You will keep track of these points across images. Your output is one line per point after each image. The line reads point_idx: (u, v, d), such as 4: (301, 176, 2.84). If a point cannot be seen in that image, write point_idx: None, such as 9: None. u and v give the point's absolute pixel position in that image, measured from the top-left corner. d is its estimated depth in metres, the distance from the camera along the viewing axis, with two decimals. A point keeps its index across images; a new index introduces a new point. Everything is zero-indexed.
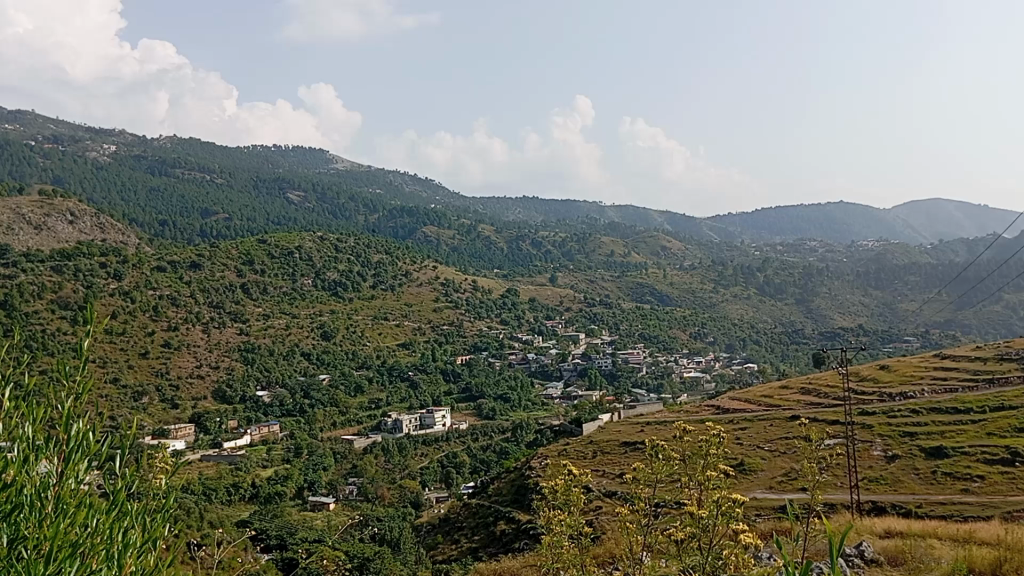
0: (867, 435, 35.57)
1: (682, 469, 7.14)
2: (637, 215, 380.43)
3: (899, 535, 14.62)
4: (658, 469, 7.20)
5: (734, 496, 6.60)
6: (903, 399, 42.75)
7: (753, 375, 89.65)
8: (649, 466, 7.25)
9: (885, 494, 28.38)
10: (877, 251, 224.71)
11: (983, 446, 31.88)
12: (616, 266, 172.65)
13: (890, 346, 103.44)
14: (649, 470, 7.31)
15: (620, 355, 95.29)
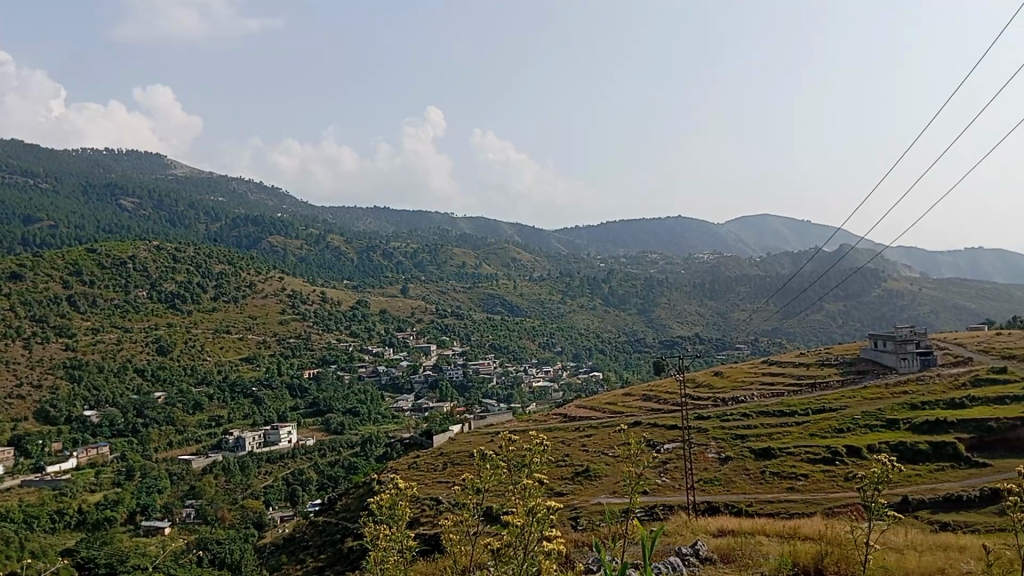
0: (703, 439, 37.24)
1: (491, 471, 6.18)
2: (490, 226, 384.40)
3: (731, 533, 15.24)
4: (477, 482, 6.09)
5: None
6: (736, 403, 45.17)
7: (599, 383, 92.36)
8: (473, 482, 6.12)
9: (719, 495, 29.80)
10: (714, 263, 237.29)
11: (807, 446, 34.07)
12: (467, 277, 173.84)
13: (723, 353, 109.54)
14: (465, 489, 6.25)
15: (470, 365, 95.86)
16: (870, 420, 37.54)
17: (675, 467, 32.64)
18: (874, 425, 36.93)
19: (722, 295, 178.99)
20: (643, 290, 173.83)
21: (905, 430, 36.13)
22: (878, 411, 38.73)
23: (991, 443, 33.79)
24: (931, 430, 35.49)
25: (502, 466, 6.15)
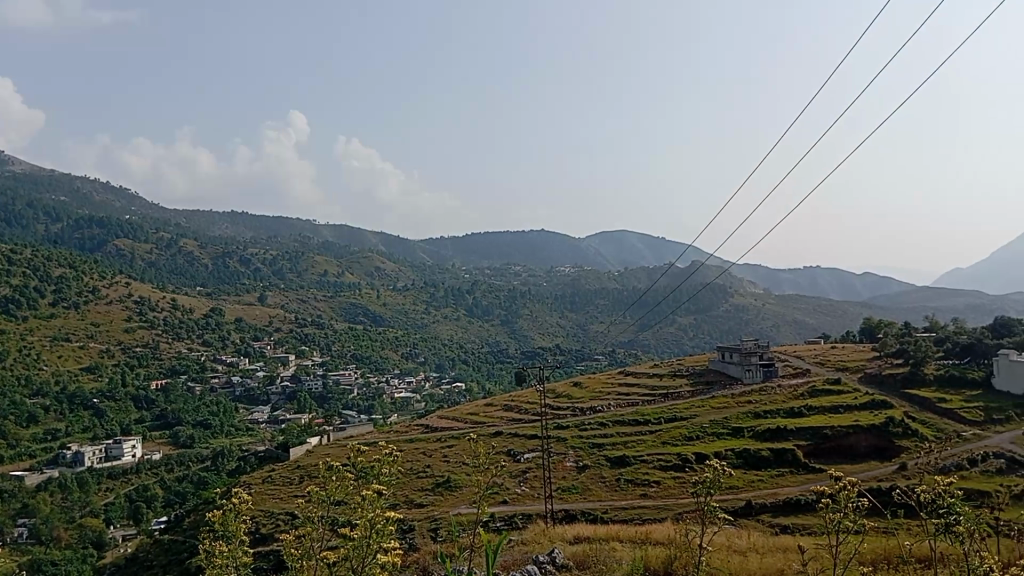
0: (561, 447, 38.06)
1: (339, 488, 6.32)
2: (353, 235, 378.49)
3: (587, 540, 15.63)
4: (324, 497, 6.17)
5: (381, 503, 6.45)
6: (592, 413, 46.39)
7: (461, 394, 92.48)
8: (319, 494, 6.21)
9: (575, 502, 30.52)
10: (574, 276, 242.99)
11: (658, 454, 35.42)
12: (328, 286, 170.47)
13: (582, 364, 112.27)
14: (312, 502, 6.34)
15: (330, 376, 93.85)
16: (716, 428, 39.48)
17: (534, 476, 33.17)
18: (721, 433, 38.85)
19: (581, 308, 183.68)
20: (506, 302, 175.93)
21: (749, 437, 38.20)
22: (725, 420, 40.75)
23: (825, 450, 36.27)
24: (773, 438, 37.67)
25: (348, 480, 6.29)
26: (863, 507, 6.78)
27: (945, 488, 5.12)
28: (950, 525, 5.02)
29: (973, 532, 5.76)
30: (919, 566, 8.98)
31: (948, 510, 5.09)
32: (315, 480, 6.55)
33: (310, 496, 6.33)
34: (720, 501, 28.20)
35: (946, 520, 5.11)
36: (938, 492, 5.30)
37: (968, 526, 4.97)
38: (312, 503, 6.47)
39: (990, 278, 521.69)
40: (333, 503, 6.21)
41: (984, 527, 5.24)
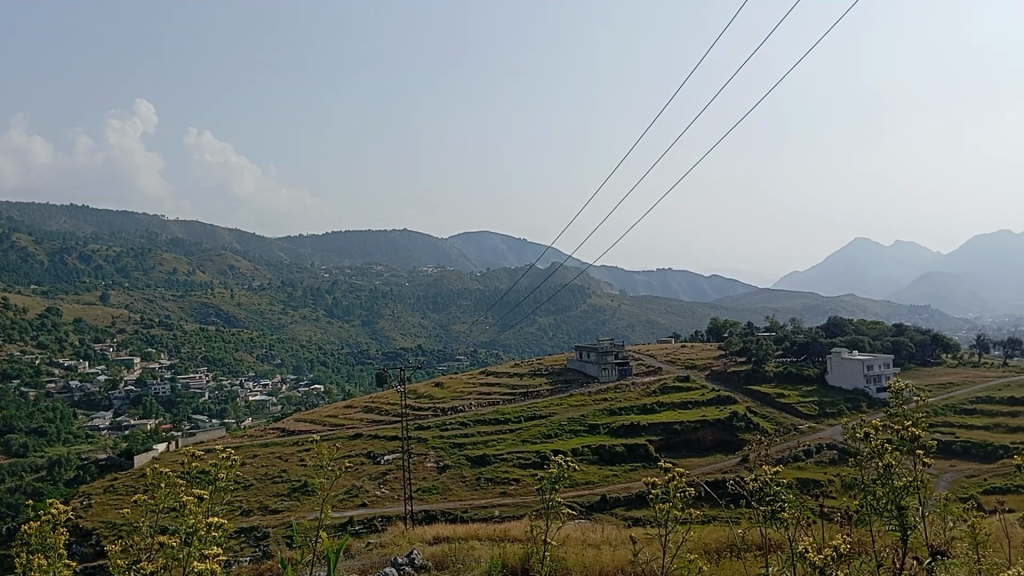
0: (422, 448, 37.92)
1: (168, 494, 6.06)
2: (206, 231, 362.65)
3: (446, 540, 15.69)
4: (146, 506, 5.80)
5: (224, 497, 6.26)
6: (453, 413, 46.51)
7: (319, 396, 90.28)
8: (143, 499, 5.87)
9: (436, 503, 30.52)
10: (436, 276, 242.56)
11: (518, 452, 35.94)
12: (178, 285, 162.55)
13: (443, 364, 112.28)
14: (138, 507, 5.95)
15: (179, 380, 89.44)
16: (574, 426, 40.46)
17: (394, 477, 32.92)
18: (578, 431, 39.82)
19: (443, 308, 183.65)
20: (366, 302, 173.56)
21: (604, 433, 39.39)
22: (582, 417, 41.82)
23: (676, 444, 37.89)
24: (627, 433, 38.99)
25: (179, 484, 5.93)
26: (695, 494, 7.23)
27: (768, 474, 5.40)
28: (773, 512, 5.27)
29: (793, 518, 6.15)
30: (749, 553, 9.53)
31: (773, 501, 5.34)
32: (145, 486, 6.16)
33: (142, 502, 5.97)
34: (577, 498, 28.88)
35: (769, 508, 5.37)
36: (762, 481, 5.60)
37: (789, 513, 5.23)
38: (140, 514, 6.07)
39: (822, 281, 560.46)
40: (160, 513, 5.86)
41: (806, 514, 5.55)
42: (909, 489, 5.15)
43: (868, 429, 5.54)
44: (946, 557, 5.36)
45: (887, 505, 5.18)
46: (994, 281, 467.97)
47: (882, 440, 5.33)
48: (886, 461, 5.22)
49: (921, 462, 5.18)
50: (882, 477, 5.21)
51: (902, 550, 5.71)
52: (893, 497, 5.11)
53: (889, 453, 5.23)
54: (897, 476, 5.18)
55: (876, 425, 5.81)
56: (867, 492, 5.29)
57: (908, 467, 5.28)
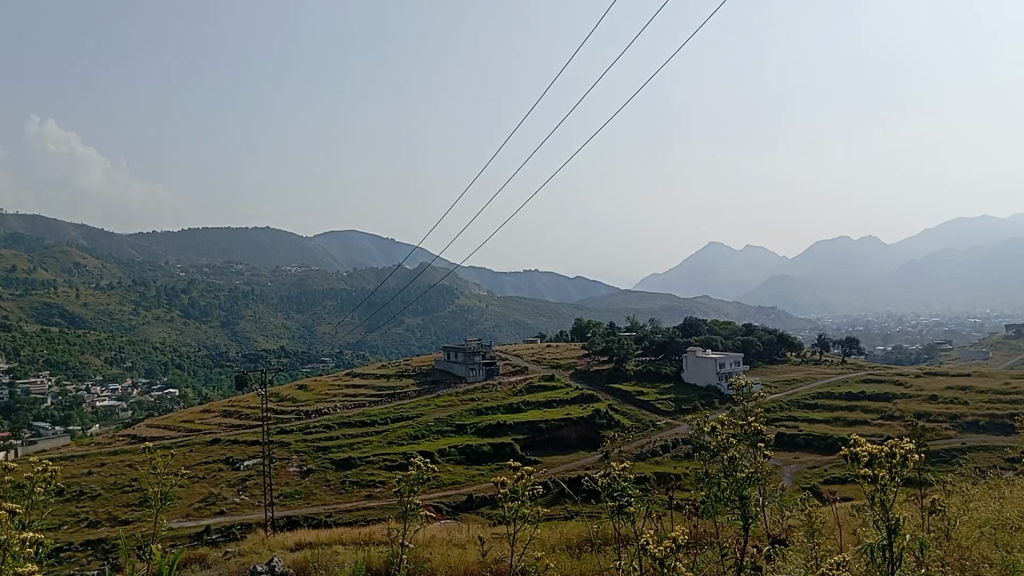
0: (284, 452, 36.94)
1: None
2: (49, 226, 339.09)
3: (309, 546, 15.33)
4: None
5: (46, 505, 5.87)
6: (317, 415, 45.55)
7: (174, 401, 86.27)
8: None
9: (298, 508, 29.78)
10: (300, 276, 236.67)
11: (384, 453, 35.59)
12: (16, 283, 151.27)
13: (307, 367, 109.59)
14: None
15: (18, 385, 83.26)
16: (441, 426, 40.43)
17: (255, 484, 31.91)
18: (445, 431, 39.84)
19: (307, 309, 179.43)
20: (225, 301, 167.20)
21: (471, 433, 39.59)
22: (449, 417, 41.88)
23: (541, 442, 38.50)
24: (493, 433, 39.36)
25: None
26: None
27: (618, 468, 5.58)
28: (621, 507, 5.45)
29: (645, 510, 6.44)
30: (603, 546, 9.91)
31: (620, 493, 5.53)
32: None
33: None
34: (443, 498, 28.82)
35: (621, 503, 5.56)
36: (612, 475, 5.78)
37: (636, 508, 5.43)
38: None
39: (681, 283, 583.82)
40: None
41: (650, 509, 5.78)
42: (744, 482, 5.45)
43: (709, 424, 5.84)
44: (781, 545, 5.73)
45: (729, 495, 5.47)
46: (834, 284, 502.17)
47: (724, 433, 5.62)
48: (726, 455, 5.48)
49: (759, 456, 5.54)
50: (724, 469, 5.49)
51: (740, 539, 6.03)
52: (733, 487, 5.40)
53: (729, 449, 5.51)
54: (737, 467, 5.49)
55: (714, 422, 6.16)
56: (711, 489, 5.54)
57: (745, 459, 5.62)
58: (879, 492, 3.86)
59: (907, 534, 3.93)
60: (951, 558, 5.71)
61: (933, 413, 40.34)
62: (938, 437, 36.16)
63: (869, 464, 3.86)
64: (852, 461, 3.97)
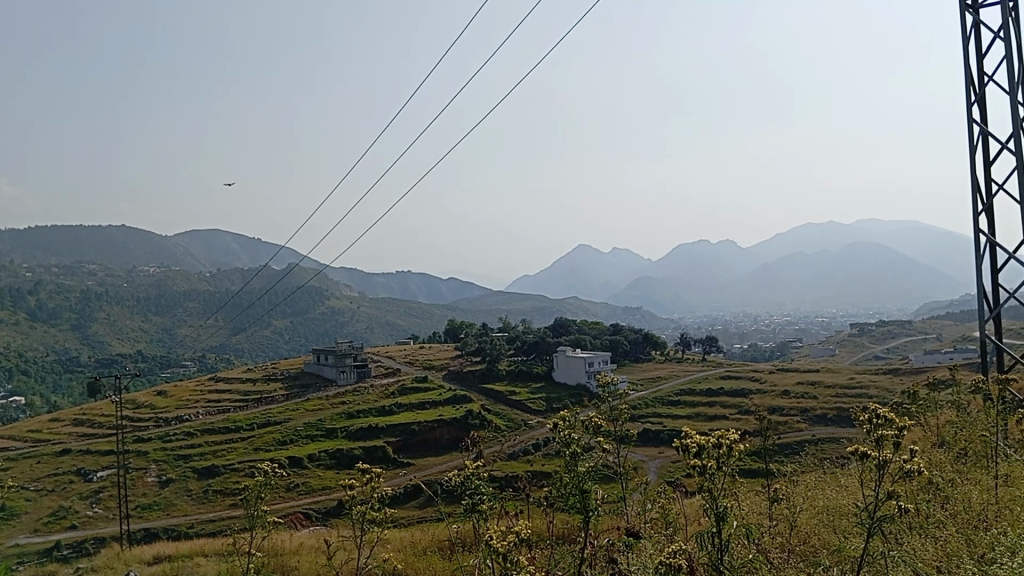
0: (141, 462, 35.19)
1: None
2: None
3: (167, 559, 14.68)
4: None
5: None
6: (178, 422, 43.66)
7: (18, 409, 80.44)
8: None
9: (158, 520, 28.52)
10: (160, 276, 225.60)
11: (249, 460, 34.49)
12: None
13: (166, 371, 104.50)
14: None
15: None
16: (310, 431, 39.54)
17: (109, 495, 30.25)
18: (314, 435, 39.02)
19: (167, 312, 171.34)
20: (77, 304, 157.35)
21: (342, 437, 38.95)
22: (318, 421, 41.00)
23: (412, 444, 38.36)
24: (365, 436, 38.88)
25: None
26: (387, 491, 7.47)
27: (470, 468, 5.59)
28: (472, 507, 5.46)
29: (497, 508, 6.39)
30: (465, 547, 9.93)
31: (472, 495, 5.52)
32: None
33: None
34: (312, 503, 28.23)
35: (472, 501, 5.54)
36: (464, 474, 5.76)
37: (486, 506, 5.46)
38: None
39: (552, 284, 592.20)
40: None
41: (500, 508, 5.75)
42: (586, 476, 5.20)
43: (555, 422, 5.80)
44: (628, 539, 5.81)
45: (574, 487, 5.48)
46: (697, 286, 522.75)
47: (567, 427, 5.57)
48: (573, 450, 5.32)
49: (601, 447, 5.65)
50: (562, 465, 5.23)
51: (595, 533, 6.06)
52: (578, 482, 5.41)
53: (573, 445, 5.35)
54: (581, 464, 5.52)
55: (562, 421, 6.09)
56: (549, 486, 5.35)
57: (587, 454, 5.63)
58: (709, 484, 3.91)
59: (737, 526, 3.98)
60: (778, 546, 6.01)
61: (786, 408, 42.63)
62: (788, 430, 38.26)
63: (702, 454, 3.91)
64: (682, 453, 4.03)
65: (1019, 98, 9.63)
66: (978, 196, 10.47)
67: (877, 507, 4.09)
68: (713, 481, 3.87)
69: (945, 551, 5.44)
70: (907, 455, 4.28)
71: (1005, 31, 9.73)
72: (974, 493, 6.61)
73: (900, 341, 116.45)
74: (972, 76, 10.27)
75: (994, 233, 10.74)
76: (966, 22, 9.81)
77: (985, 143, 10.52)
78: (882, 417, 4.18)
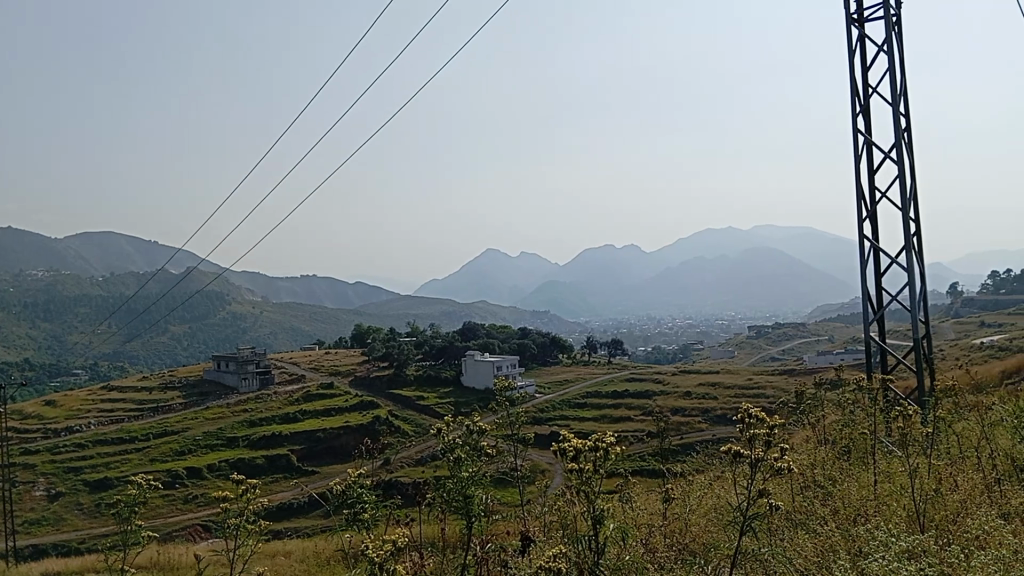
0: (28, 475, 33.46)
1: None
2: None
3: None
4: None
5: None
6: (69, 434, 41.71)
7: None
8: None
9: (46, 536, 27.17)
10: (49, 280, 214.67)
11: (145, 471, 33.25)
12: None
13: (55, 380, 99.57)
14: None
15: None
16: (210, 440, 38.38)
17: None
18: (214, 445, 37.89)
19: (56, 319, 163.36)
20: None
21: (243, 446, 37.96)
22: (219, 430, 39.86)
23: (317, 451, 37.73)
24: (268, 444, 37.99)
25: None
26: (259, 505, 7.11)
27: (351, 477, 5.54)
28: (355, 516, 5.39)
29: (382, 515, 6.25)
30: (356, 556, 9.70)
31: (353, 502, 5.47)
32: None
33: None
34: (193, 519, 27.06)
35: (351, 511, 5.50)
36: (347, 484, 5.71)
37: (367, 516, 5.39)
38: None
39: (462, 288, 590.61)
40: None
41: (382, 518, 5.66)
42: (469, 480, 5.08)
43: (445, 430, 5.73)
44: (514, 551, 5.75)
45: (460, 498, 5.33)
46: (604, 291, 531.32)
47: (453, 434, 5.54)
48: (454, 457, 5.33)
49: (481, 448, 5.57)
50: (447, 468, 5.10)
51: (485, 543, 6.02)
52: (465, 487, 5.29)
53: (457, 451, 5.35)
54: (469, 466, 5.41)
55: (460, 425, 6.00)
56: (435, 494, 5.24)
57: (475, 460, 5.58)
58: (589, 485, 3.94)
59: (607, 529, 3.99)
60: (659, 543, 6.15)
61: (687, 408, 43.76)
62: (691, 430, 39.21)
63: (581, 457, 3.93)
64: (561, 454, 4.01)
65: (899, 110, 10.18)
66: (862, 203, 10.97)
67: (750, 507, 4.24)
68: (590, 482, 3.92)
69: (826, 545, 5.65)
70: (783, 451, 4.41)
71: (887, 45, 10.26)
72: (854, 488, 6.90)
73: (794, 343, 121.26)
74: (856, 87, 10.78)
75: (877, 238, 11.26)
76: (852, 37, 10.31)
77: (869, 152, 11.04)
78: (756, 414, 4.33)
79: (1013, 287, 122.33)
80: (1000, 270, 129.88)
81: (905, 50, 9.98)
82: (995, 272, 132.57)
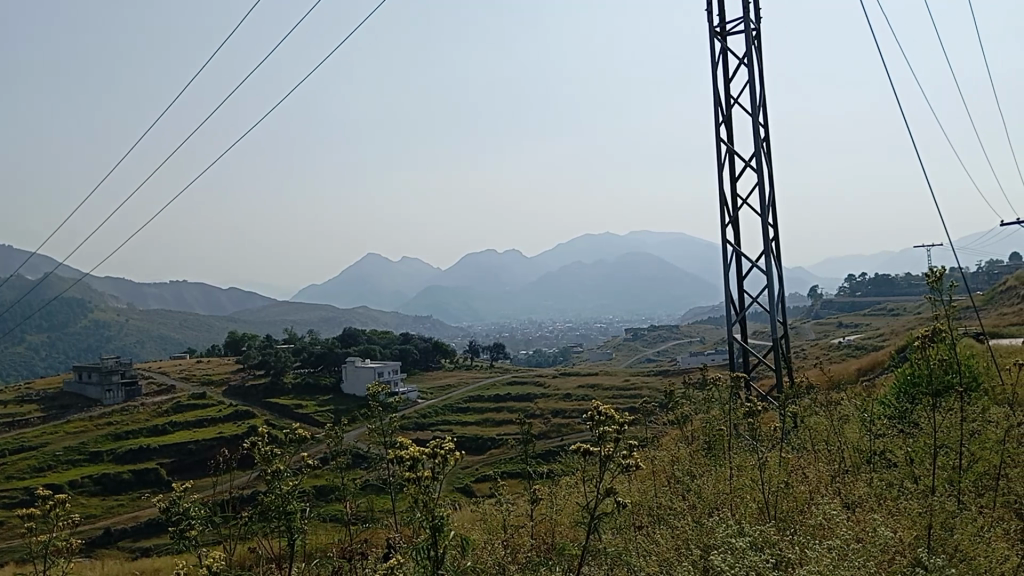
0: None
1: None
2: None
3: None
4: None
5: None
6: None
7: None
8: None
9: None
10: None
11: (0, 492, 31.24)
12: None
13: None
14: None
15: None
16: (72, 455, 36.38)
17: None
18: (76, 460, 35.94)
19: None
20: None
21: (108, 460, 36.12)
22: (82, 444, 37.84)
23: (189, 464, 36.29)
24: (135, 458, 36.32)
25: None
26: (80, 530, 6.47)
27: (182, 490, 5.28)
28: (183, 532, 5.13)
29: (223, 531, 5.91)
30: None
31: (181, 518, 5.21)
32: None
33: None
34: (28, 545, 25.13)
35: (179, 528, 5.21)
36: (174, 499, 5.47)
37: (198, 532, 5.14)
38: None
39: (342, 296, 580.15)
40: None
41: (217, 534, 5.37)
42: (300, 494, 4.93)
43: (294, 436, 5.51)
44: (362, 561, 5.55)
45: (303, 506, 5.05)
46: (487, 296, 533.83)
47: (297, 443, 5.35)
48: (291, 466, 5.08)
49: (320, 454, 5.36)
50: (279, 480, 4.91)
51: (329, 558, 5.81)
52: (305, 493, 5.03)
53: (295, 462, 5.13)
54: (304, 474, 5.15)
55: (317, 434, 5.80)
56: (263, 503, 5.03)
57: (317, 465, 5.38)
58: (418, 492, 3.95)
59: (449, 535, 3.93)
60: (520, 543, 6.17)
61: (566, 410, 44.64)
62: (569, 432, 39.89)
63: (416, 465, 3.94)
64: (398, 463, 4.00)
65: (757, 121, 10.67)
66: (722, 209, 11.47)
67: (598, 506, 4.32)
68: (422, 489, 3.92)
69: (681, 540, 5.79)
70: (629, 445, 4.50)
71: (746, 59, 10.76)
72: (710, 483, 7.13)
73: (667, 345, 125.40)
74: (719, 99, 11.25)
75: (737, 243, 11.77)
76: (714, 50, 10.74)
77: (730, 160, 11.52)
78: (608, 414, 4.42)
79: (866, 288, 130.55)
80: (855, 273, 138.03)
81: (761, 64, 10.47)
82: (851, 276, 140.97)
